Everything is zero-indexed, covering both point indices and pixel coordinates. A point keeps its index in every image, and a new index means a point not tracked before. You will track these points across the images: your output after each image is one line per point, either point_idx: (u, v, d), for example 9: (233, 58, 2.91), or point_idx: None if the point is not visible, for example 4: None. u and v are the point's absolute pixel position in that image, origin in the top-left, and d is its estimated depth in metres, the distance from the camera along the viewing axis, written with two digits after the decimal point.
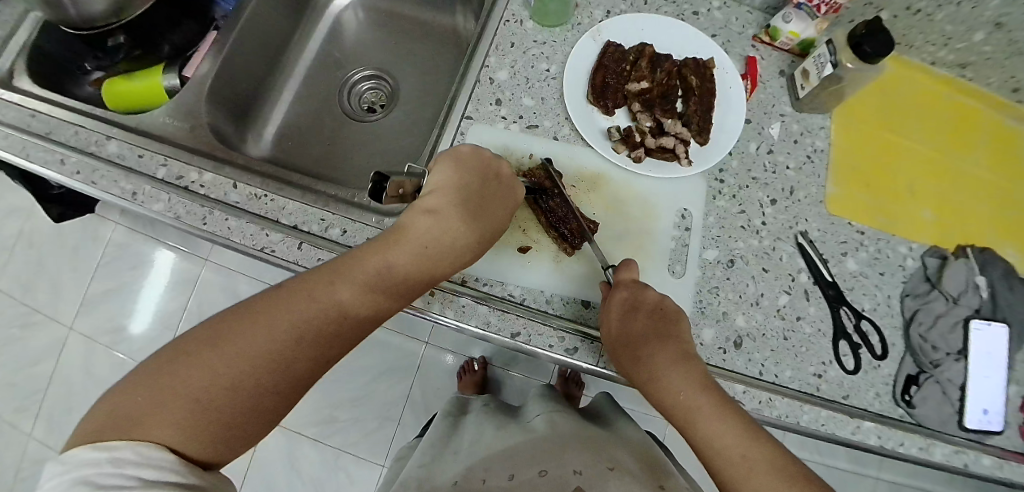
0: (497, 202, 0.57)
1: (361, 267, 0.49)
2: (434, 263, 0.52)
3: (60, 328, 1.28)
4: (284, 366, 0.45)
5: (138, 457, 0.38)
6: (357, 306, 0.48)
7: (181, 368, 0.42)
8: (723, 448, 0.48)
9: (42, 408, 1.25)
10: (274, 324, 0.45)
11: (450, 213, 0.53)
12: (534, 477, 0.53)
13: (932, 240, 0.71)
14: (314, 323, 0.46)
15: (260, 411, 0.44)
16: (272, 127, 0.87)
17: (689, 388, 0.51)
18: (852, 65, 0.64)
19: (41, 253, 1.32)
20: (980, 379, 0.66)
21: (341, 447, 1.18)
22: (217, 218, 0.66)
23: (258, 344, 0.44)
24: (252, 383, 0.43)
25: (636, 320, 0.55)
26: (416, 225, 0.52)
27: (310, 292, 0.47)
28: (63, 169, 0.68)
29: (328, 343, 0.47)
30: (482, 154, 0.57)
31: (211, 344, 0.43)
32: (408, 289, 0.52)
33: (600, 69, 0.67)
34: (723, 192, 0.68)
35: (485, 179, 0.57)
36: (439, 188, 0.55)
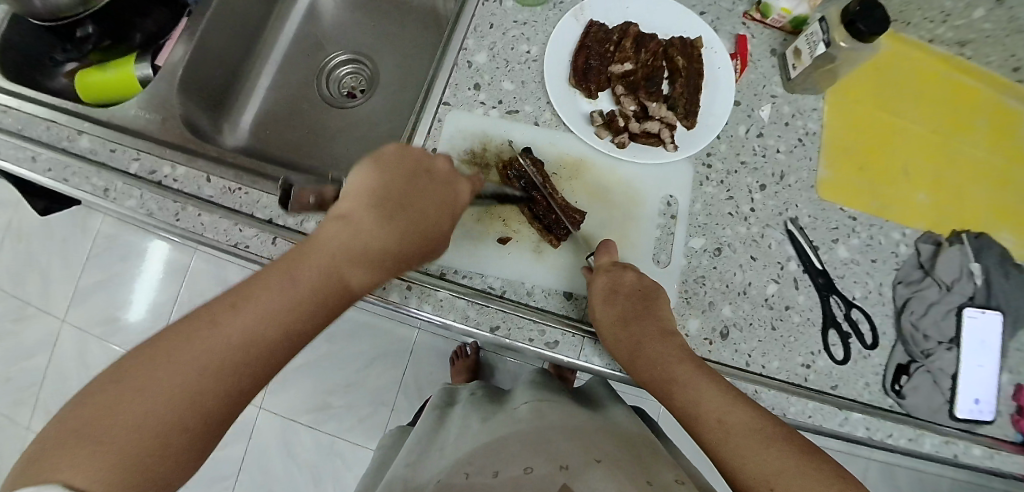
0: (430, 199, 0.50)
1: (287, 275, 0.41)
2: (358, 269, 0.44)
3: (51, 321, 1.27)
4: (193, 399, 0.36)
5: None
6: (268, 326, 0.39)
7: (78, 413, 0.34)
8: (698, 412, 0.45)
9: (39, 400, 1.25)
10: (180, 351, 0.37)
11: (365, 216, 0.46)
12: (518, 475, 0.48)
13: (926, 225, 0.69)
14: (218, 347, 0.38)
15: (171, 452, 0.35)
16: (249, 114, 0.85)
17: (662, 357, 0.50)
18: (845, 44, 0.61)
19: (29, 246, 1.30)
20: (973, 369, 0.65)
21: (335, 433, 1.17)
22: (190, 214, 0.63)
23: (155, 375, 0.36)
24: (154, 422, 0.35)
25: (615, 303, 0.54)
26: (327, 234, 0.44)
27: (233, 305, 0.39)
28: (34, 166, 0.66)
29: (241, 368, 0.38)
30: (403, 153, 0.51)
31: (113, 388, 0.35)
32: (332, 302, 0.43)
33: (582, 51, 0.65)
34: (710, 177, 0.65)
35: (410, 176, 0.50)
36: (356, 191, 0.47)
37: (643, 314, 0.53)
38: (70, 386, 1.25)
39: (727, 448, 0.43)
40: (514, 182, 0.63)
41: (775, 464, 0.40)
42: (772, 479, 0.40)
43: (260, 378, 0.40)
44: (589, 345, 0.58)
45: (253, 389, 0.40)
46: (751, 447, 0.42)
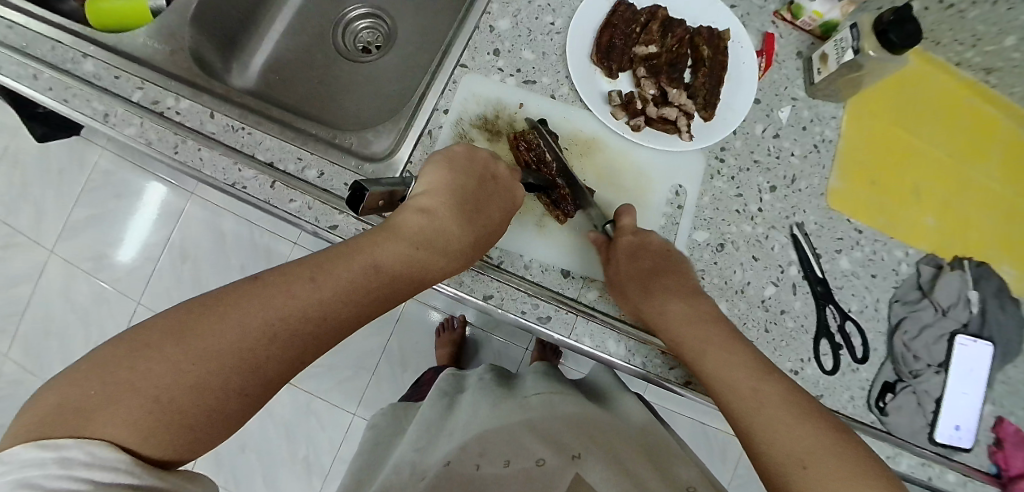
0: (493, 204, 0.54)
1: (360, 257, 0.44)
2: (422, 264, 0.47)
3: (39, 252, 1.25)
4: (254, 368, 0.38)
5: (90, 458, 0.31)
6: (340, 305, 0.42)
7: (138, 359, 0.34)
8: (729, 378, 0.49)
9: (21, 329, 1.24)
10: (248, 315, 0.38)
11: (444, 214, 0.50)
12: (531, 467, 0.53)
13: (930, 247, 0.69)
14: (292, 320, 0.40)
15: (223, 414, 0.37)
16: (260, 57, 0.83)
17: (694, 321, 0.53)
18: (874, 53, 0.60)
19: (24, 174, 1.27)
20: (957, 395, 0.65)
21: (313, 392, 1.16)
22: (190, 149, 0.62)
23: (227, 338, 0.37)
24: (218, 383, 0.36)
25: (680, 301, 0.54)
26: (409, 224, 0.48)
27: (312, 277, 0.41)
28: (35, 84, 0.64)
29: (306, 344, 0.40)
30: (478, 155, 0.56)
31: (182, 333, 0.36)
32: (394, 290, 0.46)
33: (608, 28, 0.63)
34: (721, 172, 0.64)
35: (480, 182, 0.54)
36: (433, 189, 0.52)
37: (672, 279, 0.55)
38: (53, 318, 1.24)
39: (757, 416, 0.46)
40: (524, 153, 0.60)
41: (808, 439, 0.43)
42: (804, 457, 0.42)
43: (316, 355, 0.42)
44: (581, 324, 0.57)
45: (305, 363, 0.42)
46: (785, 422, 0.44)
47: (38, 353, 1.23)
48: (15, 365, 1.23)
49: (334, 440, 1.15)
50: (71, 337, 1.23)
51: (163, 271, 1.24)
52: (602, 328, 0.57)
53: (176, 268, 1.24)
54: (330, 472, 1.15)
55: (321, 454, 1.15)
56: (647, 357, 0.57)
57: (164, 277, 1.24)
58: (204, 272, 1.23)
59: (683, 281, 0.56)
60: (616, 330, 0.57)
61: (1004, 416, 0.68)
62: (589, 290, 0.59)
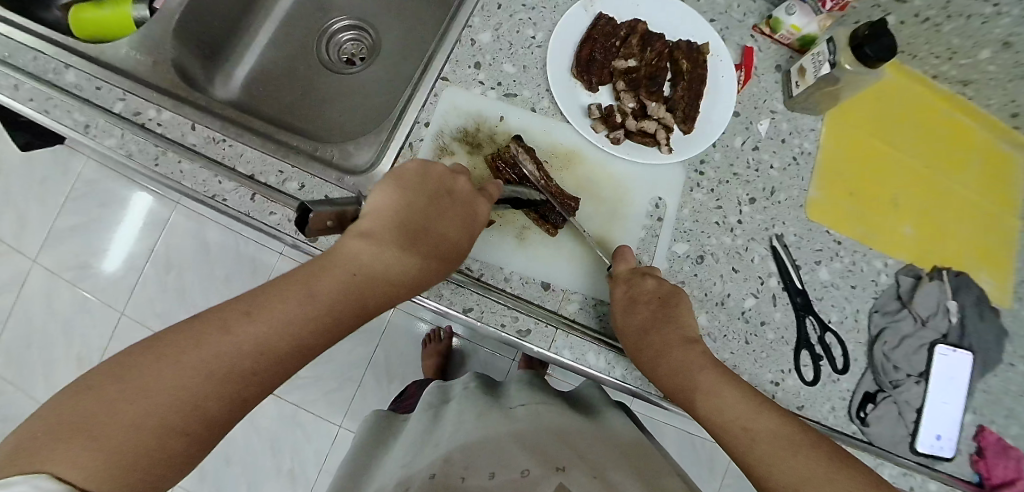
0: (447, 221, 0.53)
1: (301, 285, 0.43)
2: (368, 288, 0.46)
3: (23, 261, 1.24)
4: (198, 403, 0.37)
5: (35, 490, 0.30)
6: (280, 336, 0.41)
7: (78, 406, 0.34)
8: (730, 424, 0.48)
9: (4, 338, 1.23)
10: (186, 352, 0.38)
11: (394, 235, 0.49)
12: (517, 478, 0.49)
13: (909, 258, 0.70)
14: (230, 354, 0.39)
15: (168, 453, 0.36)
16: (244, 68, 0.83)
17: (694, 368, 0.51)
18: (850, 67, 0.61)
19: (8, 182, 1.26)
20: (938, 405, 0.66)
21: (299, 403, 1.15)
22: (170, 160, 0.62)
23: (164, 377, 0.37)
24: (156, 422, 0.36)
25: (668, 340, 0.53)
26: (349, 248, 0.47)
27: (250, 310, 0.41)
28: (15, 94, 0.63)
29: (247, 378, 0.40)
30: (429, 171, 0.55)
31: (118, 377, 0.36)
32: (341, 316, 0.44)
33: (588, 42, 0.64)
34: (701, 184, 0.65)
35: (431, 200, 0.53)
36: (383, 210, 0.51)
37: (669, 323, 0.54)
38: (37, 328, 1.23)
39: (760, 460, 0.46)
40: (505, 172, 0.61)
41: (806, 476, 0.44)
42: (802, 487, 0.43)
43: (265, 389, 0.41)
44: (561, 337, 0.57)
45: (254, 399, 0.41)
46: (780, 456, 0.45)
47: (21, 363, 1.21)
48: None
49: (321, 450, 1.14)
50: (55, 346, 1.22)
51: (148, 281, 1.23)
52: (581, 341, 0.57)
53: (161, 278, 1.23)
54: (316, 484, 1.14)
55: (306, 466, 1.14)
56: (628, 370, 0.57)
57: (149, 287, 1.23)
58: (190, 282, 1.22)
59: (679, 324, 0.55)
60: (596, 343, 0.58)
61: (985, 425, 0.69)
62: (569, 303, 0.59)
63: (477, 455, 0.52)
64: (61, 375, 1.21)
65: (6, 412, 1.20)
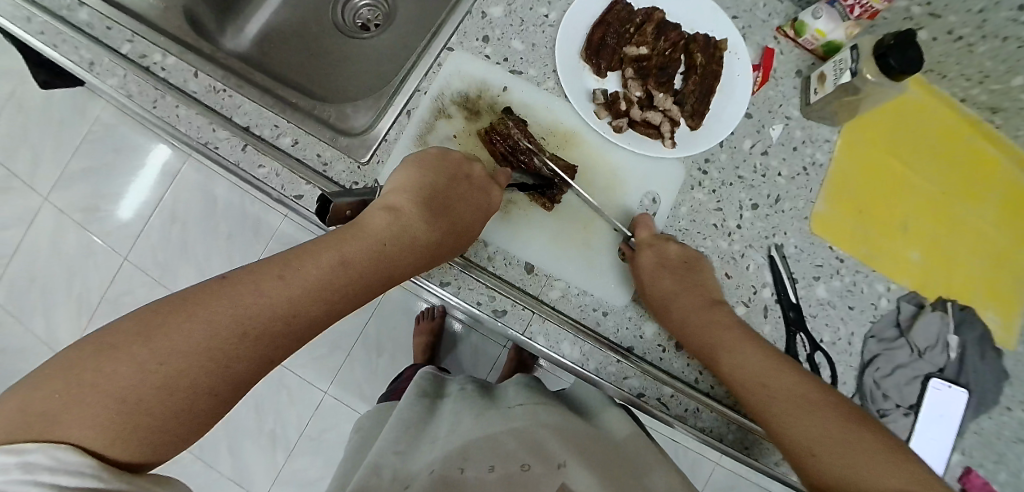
0: (464, 204, 0.53)
1: (330, 252, 0.43)
2: (391, 262, 0.47)
3: (33, 198, 1.26)
4: (226, 366, 0.37)
5: (55, 463, 0.30)
6: (312, 303, 0.41)
7: (101, 365, 0.33)
8: (752, 380, 0.50)
9: (8, 271, 1.24)
10: (216, 311, 0.37)
11: (416, 212, 0.50)
12: (516, 473, 0.47)
13: (913, 284, 0.67)
14: (262, 317, 0.39)
15: (196, 412, 0.36)
16: (256, 24, 0.82)
17: (720, 326, 0.54)
18: (873, 78, 0.58)
19: (26, 119, 1.28)
20: (925, 441, 0.64)
21: (286, 367, 1.16)
22: (168, 104, 0.61)
23: (196, 334, 0.36)
24: (189, 382, 0.35)
25: (697, 314, 0.55)
26: (375, 222, 0.47)
27: (282, 273, 0.41)
28: (27, 27, 0.62)
29: (277, 342, 0.40)
30: (448, 157, 0.55)
31: (144, 336, 0.35)
32: (366, 286, 0.45)
33: (601, 25, 0.62)
34: (702, 184, 0.62)
35: (450, 180, 0.53)
36: (405, 187, 0.51)
37: (694, 287, 0.56)
38: (39, 264, 1.25)
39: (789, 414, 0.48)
40: (498, 146, 0.59)
41: (821, 433, 0.46)
42: (813, 446, 0.46)
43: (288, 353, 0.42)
44: (537, 323, 0.56)
45: (278, 361, 0.41)
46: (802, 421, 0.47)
47: (24, 297, 1.24)
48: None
49: (302, 417, 1.15)
50: (56, 285, 1.24)
51: (152, 230, 1.24)
52: (558, 328, 0.56)
53: (164, 229, 1.24)
54: (294, 449, 1.14)
55: (286, 430, 1.14)
56: (601, 363, 0.56)
57: (152, 236, 1.24)
58: (191, 236, 1.23)
59: (706, 287, 0.57)
60: (572, 331, 0.56)
61: (973, 466, 0.66)
62: (551, 288, 0.58)
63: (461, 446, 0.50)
64: (59, 313, 1.23)
65: (3, 344, 1.23)
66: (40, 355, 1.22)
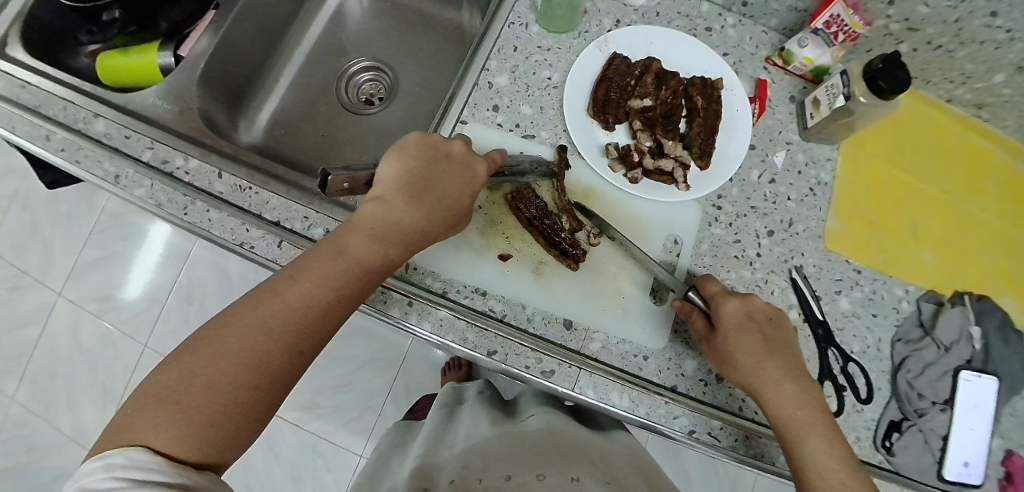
0: (448, 182, 0.54)
1: (332, 248, 0.48)
2: (386, 242, 0.50)
3: (48, 294, 1.27)
4: (258, 364, 0.42)
5: (127, 461, 0.36)
6: (321, 293, 0.45)
7: (165, 382, 0.40)
8: (828, 473, 0.50)
9: (28, 372, 1.25)
10: (244, 319, 0.43)
11: (398, 195, 0.52)
12: (530, 480, 0.51)
13: (931, 284, 0.69)
14: (281, 314, 0.44)
15: (241, 412, 0.41)
16: (265, 112, 0.85)
17: (805, 407, 0.53)
18: (864, 99, 0.61)
19: (33, 217, 1.29)
20: (965, 432, 0.66)
21: (320, 433, 1.17)
22: (199, 210, 0.62)
23: (230, 343, 0.42)
24: (228, 383, 0.41)
25: (785, 389, 0.53)
26: (364, 214, 0.50)
27: (291, 275, 0.46)
28: (47, 145, 0.64)
29: (297, 337, 0.44)
30: (425, 139, 0.56)
31: (191, 350, 0.41)
32: (368, 270, 0.49)
33: (603, 82, 0.65)
34: (719, 219, 0.65)
35: (434, 161, 0.55)
36: (385, 175, 0.53)
37: (782, 358, 0.55)
38: (60, 360, 1.26)
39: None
40: (524, 211, 0.62)
41: None
42: None
43: (317, 345, 0.46)
44: (584, 378, 0.57)
45: (307, 354, 0.45)
46: None
47: (47, 395, 1.24)
48: (21, 407, 1.24)
49: (342, 481, 1.16)
50: (78, 378, 1.25)
51: (170, 312, 1.25)
52: (605, 380, 0.58)
53: (182, 310, 1.25)
54: None
55: None
56: (651, 408, 0.57)
57: (171, 319, 1.25)
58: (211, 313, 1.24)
59: (792, 357, 0.56)
60: (618, 381, 0.58)
61: (1014, 449, 0.68)
62: (592, 342, 0.60)
63: (489, 461, 0.55)
64: (84, 406, 1.24)
65: (31, 443, 1.23)
66: (70, 449, 1.23)
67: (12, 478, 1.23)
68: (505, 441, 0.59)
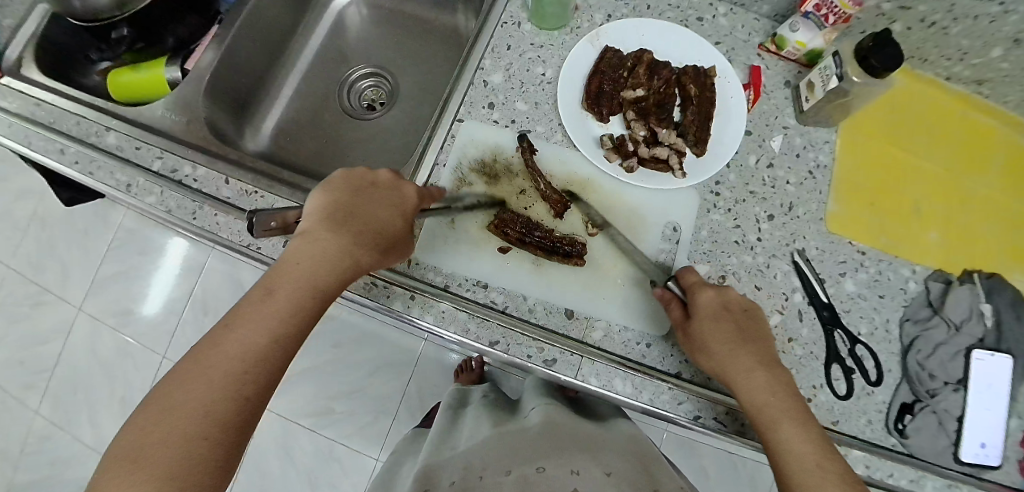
0: (374, 207, 0.54)
1: (262, 291, 0.47)
2: (318, 273, 0.49)
3: (68, 309, 1.31)
4: (207, 413, 0.41)
5: None
6: (257, 333, 0.45)
7: (121, 450, 0.39)
8: (802, 457, 0.48)
9: (50, 386, 1.29)
10: (186, 375, 0.42)
11: (322, 228, 0.51)
12: (531, 474, 0.52)
13: (937, 263, 0.69)
14: (222, 361, 0.43)
15: (201, 457, 0.40)
16: (270, 121, 0.87)
17: (776, 393, 0.51)
18: (858, 79, 0.61)
19: (53, 235, 1.33)
20: (980, 412, 0.64)
21: (336, 438, 1.18)
22: (207, 214, 0.64)
23: (176, 398, 0.41)
24: (178, 436, 0.39)
25: (755, 377, 0.52)
26: (291, 253, 0.49)
27: (226, 324, 0.45)
28: (62, 158, 0.66)
29: (243, 379, 0.43)
30: (347, 173, 0.56)
31: (141, 414, 0.41)
32: (303, 304, 0.47)
33: (596, 75, 0.66)
34: (718, 205, 0.65)
35: (359, 190, 0.55)
36: (309, 214, 0.53)
37: (754, 344, 0.54)
38: (81, 374, 1.29)
39: None
40: (512, 234, 0.62)
41: None
42: None
43: (273, 379, 0.45)
44: (587, 365, 0.58)
45: (257, 396, 0.44)
46: None
47: (68, 408, 1.28)
48: (44, 420, 1.28)
49: (357, 486, 1.17)
50: (98, 391, 1.28)
51: (186, 324, 1.28)
52: (607, 367, 0.58)
53: (198, 321, 1.28)
54: None
55: None
56: (654, 394, 0.57)
57: (187, 330, 1.28)
58: None
59: (763, 344, 0.55)
60: (621, 368, 0.58)
61: None
62: (594, 330, 0.60)
63: (491, 458, 0.56)
64: (106, 418, 1.27)
65: (56, 455, 1.27)
66: (92, 461, 1.26)
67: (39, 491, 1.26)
68: (508, 437, 0.60)
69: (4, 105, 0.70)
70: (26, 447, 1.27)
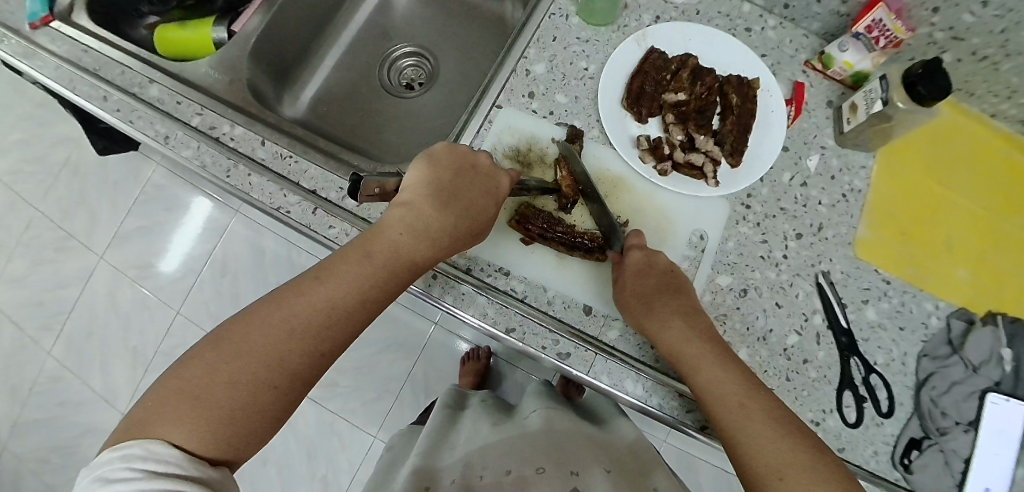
0: (473, 191, 0.55)
1: (354, 253, 0.49)
2: (415, 247, 0.51)
3: (89, 256, 1.33)
4: (280, 364, 0.44)
5: (147, 453, 0.37)
6: (346, 296, 0.47)
7: (189, 377, 0.41)
8: (726, 397, 0.50)
9: (65, 329, 1.31)
10: (268, 320, 0.44)
11: (424, 201, 0.53)
12: (530, 474, 0.53)
13: (962, 301, 0.67)
14: (305, 315, 0.45)
15: (259, 408, 0.42)
16: (309, 90, 0.88)
17: (699, 340, 0.54)
18: (903, 105, 0.60)
19: (82, 183, 1.36)
20: (989, 457, 0.63)
21: (337, 412, 1.19)
22: (240, 173, 0.65)
23: (256, 342, 0.43)
24: (248, 379, 0.42)
25: (674, 326, 0.54)
26: (391, 218, 0.52)
27: (319, 276, 0.47)
28: (103, 105, 0.67)
29: (321, 336, 0.45)
30: (457, 150, 0.57)
31: (217, 344, 0.43)
32: (389, 275, 0.50)
33: (639, 75, 0.66)
34: (747, 218, 0.65)
35: (463, 170, 0.56)
36: (412, 182, 0.55)
37: (677, 297, 0.57)
38: (95, 321, 1.31)
39: (749, 431, 0.48)
40: (535, 229, 0.61)
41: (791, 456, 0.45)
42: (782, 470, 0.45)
43: (340, 344, 0.47)
44: (600, 362, 0.58)
45: (328, 356, 0.47)
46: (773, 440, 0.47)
47: (80, 353, 1.30)
48: (56, 363, 1.30)
49: (353, 461, 1.18)
50: (110, 339, 1.30)
51: (203, 283, 1.30)
52: (620, 367, 0.58)
53: (214, 281, 1.29)
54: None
55: (338, 474, 1.17)
56: (664, 399, 0.57)
57: (203, 289, 1.30)
58: (241, 287, 1.28)
59: (690, 300, 0.57)
60: (633, 370, 0.58)
61: None
62: (609, 329, 0.60)
63: (490, 458, 0.56)
64: (115, 366, 1.29)
65: (63, 398, 1.29)
66: (96, 407, 1.28)
67: (42, 430, 1.28)
68: (508, 442, 0.59)
69: (52, 47, 0.71)
70: (36, 386, 1.30)
